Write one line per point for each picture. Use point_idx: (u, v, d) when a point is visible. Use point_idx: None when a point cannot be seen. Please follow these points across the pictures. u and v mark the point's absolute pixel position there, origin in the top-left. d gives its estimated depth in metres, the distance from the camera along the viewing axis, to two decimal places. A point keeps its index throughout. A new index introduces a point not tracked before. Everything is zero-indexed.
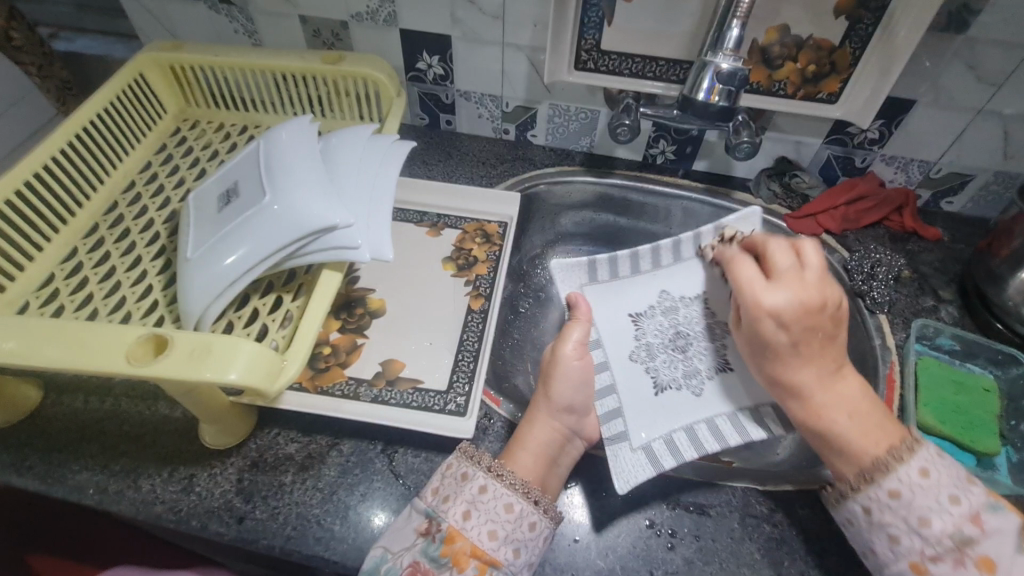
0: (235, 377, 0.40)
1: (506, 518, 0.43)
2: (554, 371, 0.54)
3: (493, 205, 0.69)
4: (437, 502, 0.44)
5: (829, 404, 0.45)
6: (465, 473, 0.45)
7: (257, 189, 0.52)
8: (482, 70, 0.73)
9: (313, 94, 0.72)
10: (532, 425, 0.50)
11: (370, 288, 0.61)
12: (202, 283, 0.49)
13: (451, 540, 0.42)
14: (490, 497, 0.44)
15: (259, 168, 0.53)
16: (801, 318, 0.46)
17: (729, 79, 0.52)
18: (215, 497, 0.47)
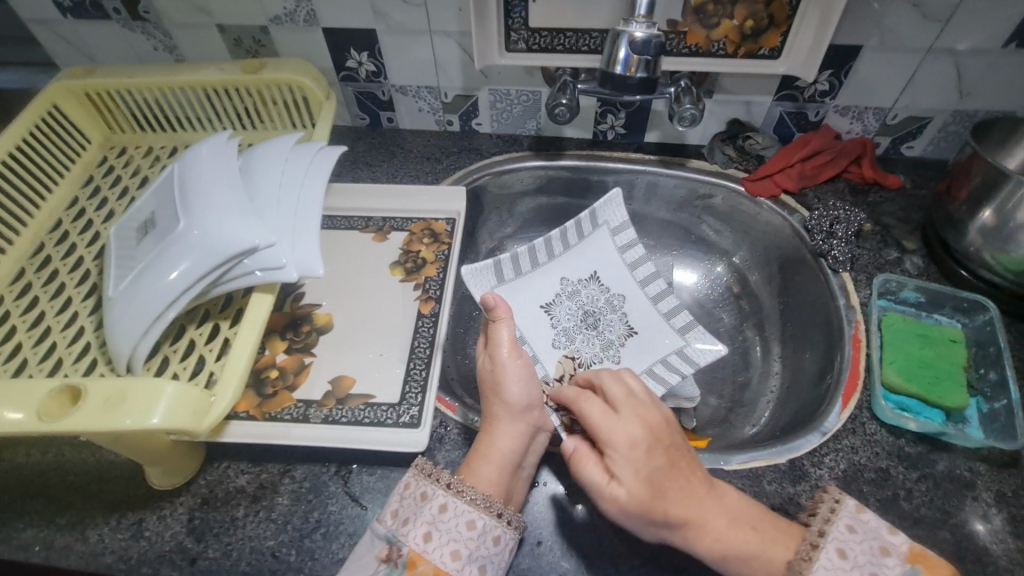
0: (158, 421, 0.38)
1: (468, 535, 0.42)
2: (500, 370, 0.48)
3: (438, 202, 0.67)
4: (397, 525, 0.42)
5: (715, 518, 0.40)
6: (425, 492, 0.43)
7: (174, 215, 0.49)
8: (414, 62, 0.70)
9: (239, 106, 0.69)
10: (491, 435, 0.47)
11: (316, 303, 0.59)
12: (128, 321, 0.47)
13: (414, 565, 0.40)
14: (450, 515, 0.42)
15: (175, 193, 0.50)
16: (642, 448, 0.41)
17: (644, 48, 0.49)
18: (166, 540, 0.45)
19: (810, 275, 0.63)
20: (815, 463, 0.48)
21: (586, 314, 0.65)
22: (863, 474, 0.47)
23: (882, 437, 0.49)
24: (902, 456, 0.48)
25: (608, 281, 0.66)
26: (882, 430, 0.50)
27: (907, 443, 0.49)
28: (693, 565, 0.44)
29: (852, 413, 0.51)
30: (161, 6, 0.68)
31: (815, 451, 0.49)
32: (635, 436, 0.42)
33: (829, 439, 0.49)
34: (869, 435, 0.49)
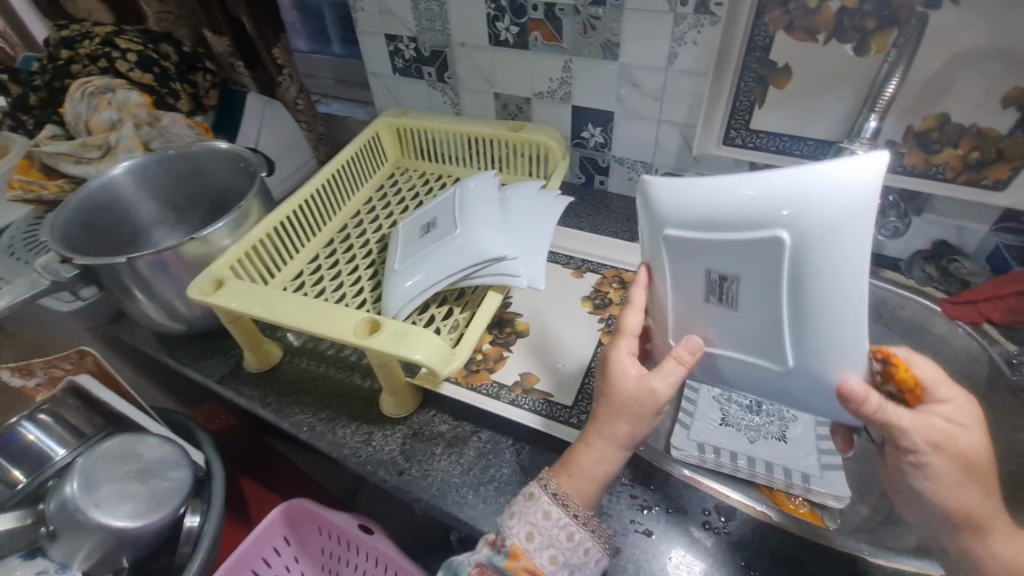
0: (420, 356, 0.54)
1: (565, 543, 0.46)
2: (632, 367, 0.48)
3: (633, 257, 0.78)
4: (507, 518, 0.47)
5: (966, 507, 0.40)
6: (534, 494, 0.48)
7: (450, 223, 0.68)
8: (638, 141, 0.84)
9: (495, 153, 0.89)
10: (592, 439, 0.48)
11: (519, 313, 0.74)
12: (404, 288, 0.65)
13: (515, 558, 0.45)
14: (550, 522, 0.46)
15: (454, 208, 0.69)
16: (924, 430, 0.39)
17: None
18: (385, 452, 0.60)
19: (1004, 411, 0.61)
20: None
21: (751, 403, 0.74)
22: None
23: None
24: None
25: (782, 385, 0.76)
26: None
27: None
28: None
29: None
30: (461, 75, 0.92)
31: None
32: (952, 441, 0.39)
33: None
34: None
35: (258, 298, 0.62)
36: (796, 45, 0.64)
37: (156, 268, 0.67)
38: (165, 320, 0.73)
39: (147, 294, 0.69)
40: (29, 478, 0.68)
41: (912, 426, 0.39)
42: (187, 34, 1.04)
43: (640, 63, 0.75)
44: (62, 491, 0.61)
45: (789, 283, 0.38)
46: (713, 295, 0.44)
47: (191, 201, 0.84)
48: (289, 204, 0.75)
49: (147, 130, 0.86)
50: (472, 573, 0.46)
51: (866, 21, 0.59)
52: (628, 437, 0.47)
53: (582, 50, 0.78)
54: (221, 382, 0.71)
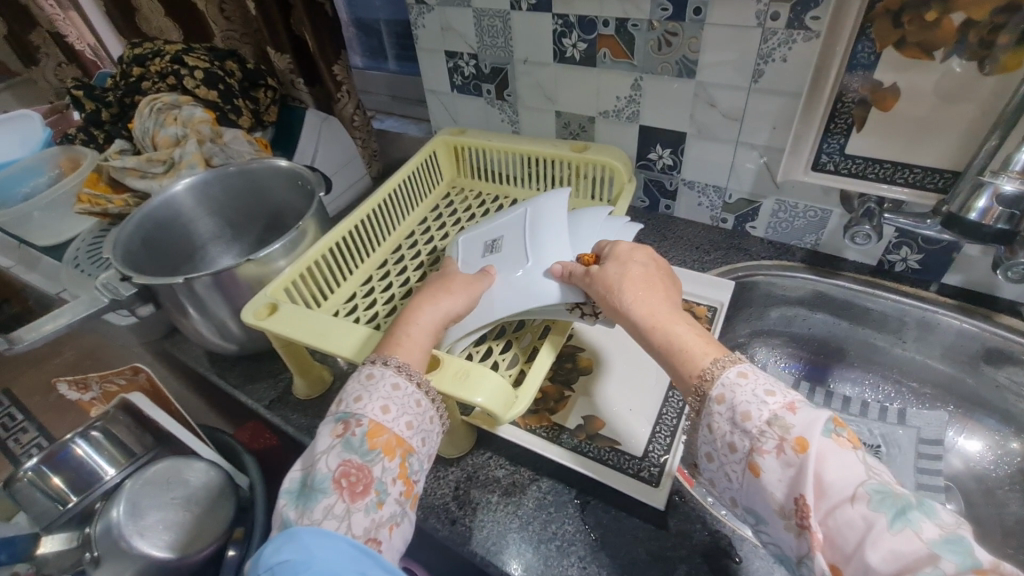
0: (479, 400, 0.49)
1: (417, 410, 0.47)
2: (450, 276, 0.60)
3: (706, 289, 0.72)
4: (351, 405, 0.46)
5: (641, 305, 0.49)
6: (372, 374, 0.48)
7: (514, 250, 0.63)
8: (711, 164, 0.78)
9: (556, 175, 0.85)
10: (412, 319, 0.54)
11: (581, 347, 0.69)
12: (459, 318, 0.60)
13: (375, 435, 0.44)
14: (401, 392, 0.47)
15: (525, 230, 0.66)
16: (626, 271, 0.52)
17: (1013, 202, 0.52)
18: (437, 496, 0.56)
19: None
20: None
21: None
22: None
23: None
24: None
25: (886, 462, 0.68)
26: None
27: None
28: None
29: None
30: (521, 92, 0.88)
31: None
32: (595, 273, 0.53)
33: None
34: None
35: (311, 325, 0.60)
36: (908, 62, 0.57)
37: (212, 288, 0.65)
38: (218, 339, 0.72)
39: (201, 314, 0.68)
40: (79, 497, 0.66)
41: (587, 270, 0.54)
42: (251, 50, 1.06)
43: (718, 80, 0.69)
44: (109, 514, 0.62)
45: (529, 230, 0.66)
46: (489, 250, 0.66)
47: (245, 217, 0.83)
48: (345, 224, 0.73)
49: (210, 145, 0.86)
50: (337, 475, 0.42)
51: (996, 35, 0.52)
52: (442, 326, 0.54)
53: (655, 68, 0.73)
54: (270, 407, 0.69)
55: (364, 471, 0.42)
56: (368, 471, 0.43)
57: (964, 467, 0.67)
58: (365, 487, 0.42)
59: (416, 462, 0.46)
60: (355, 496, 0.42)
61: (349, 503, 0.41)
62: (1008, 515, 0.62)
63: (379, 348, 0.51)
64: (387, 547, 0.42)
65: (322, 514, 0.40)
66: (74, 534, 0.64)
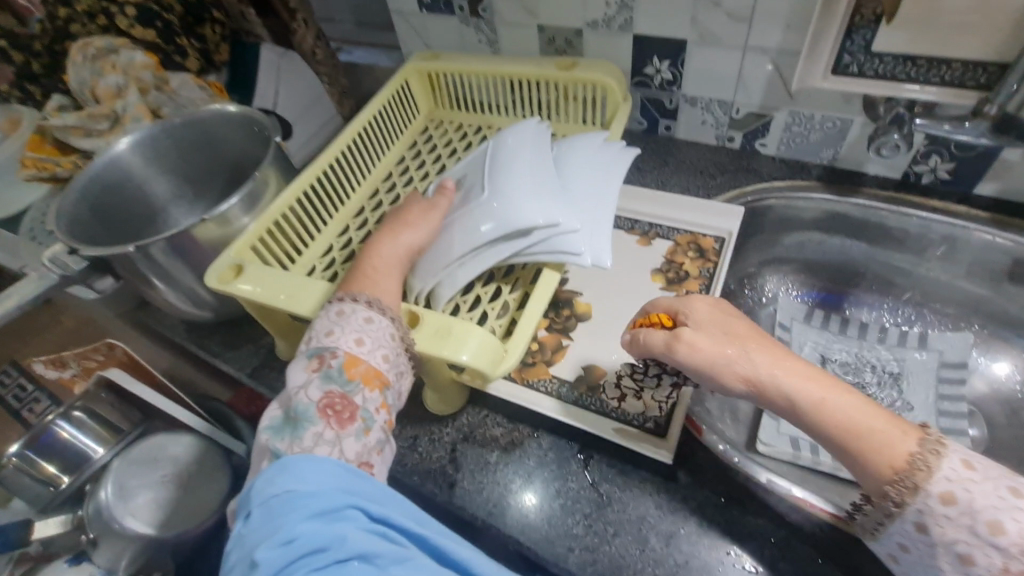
0: (466, 358, 0.45)
1: (393, 343, 0.45)
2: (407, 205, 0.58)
3: (711, 217, 0.66)
4: (323, 341, 0.44)
5: (794, 383, 0.41)
6: (343, 311, 0.45)
7: (480, 185, 0.56)
8: (716, 74, 0.69)
9: (542, 99, 0.76)
10: (384, 260, 0.52)
11: (578, 292, 0.63)
12: (435, 264, 0.54)
13: (353, 365, 0.42)
14: (373, 325, 0.45)
15: (486, 164, 0.57)
16: (733, 335, 0.44)
17: None
18: (433, 460, 0.53)
19: None
20: None
21: (858, 386, 0.66)
22: None
23: None
24: None
25: (905, 386, 0.65)
26: None
27: None
28: None
29: None
30: (498, 5, 0.77)
31: None
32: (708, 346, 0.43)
33: None
34: None
35: (280, 286, 0.54)
36: None
37: (171, 254, 0.60)
38: (190, 308, 0.67)
39: (166, 283, 0.63)
40: (71, 478, 0.64)
41: (685, 339, 0.44)
42: None
43: None
44: (97, 497, 0.62)
45: (493, 158, 0.58)
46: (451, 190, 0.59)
47: (206, 171, 0.76)
48: (311, 171, 0.66)
49: (156, 94, 0.78)
50: (320, 405, 0.40)
51: None
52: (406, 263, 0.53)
53: None
54: (254, 376, 0.65)
55: (346, 400, 0.41)
56: (350, 399, 0.41)
57: (988, 389, 0.64)
58: (351, 414, 0.41)
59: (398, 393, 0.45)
60: (343, 423, 0.40)
61: (340, 430, 0.40)
62: None
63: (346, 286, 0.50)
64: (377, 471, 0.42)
65: (311, 442, 0.39)
66: (69, 517, 0.62)
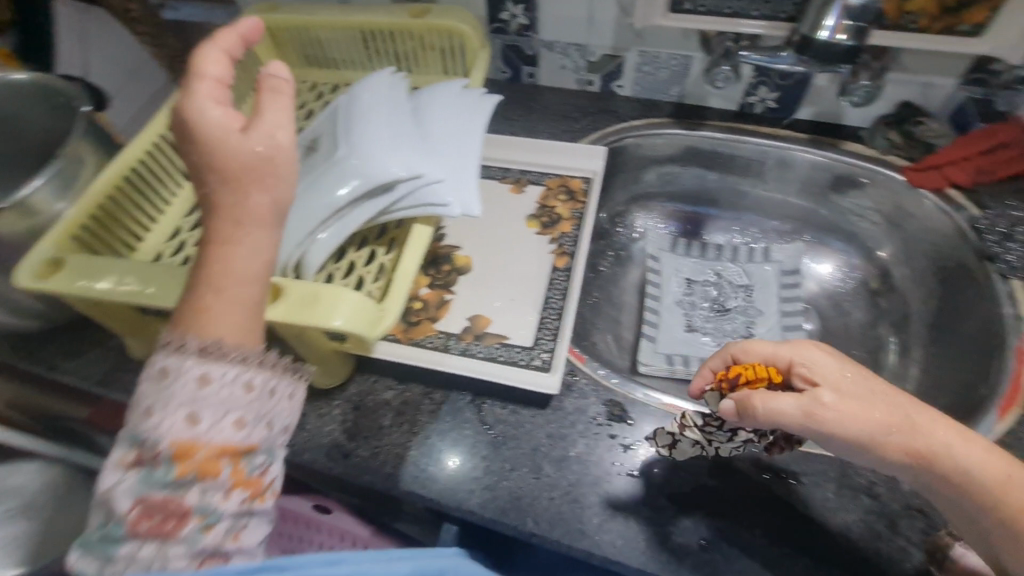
0: (339, 323, 0.43)
1: (245, 400, 0.34)
2: (235, 161, 0.35)
3: (577, 159, 0.68)
4: (142, 422, 0.32)
5: (966, 454, 0.36)
6: (165, 369, 0.33)
7: (334, 142, 0.53)
8: (568, 18, 0.70)
9: (399, 50, 0.72)
10: (212, 269, 0.35)
11: (456, 246, 0.63)
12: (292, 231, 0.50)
13: (185, 455, 0.32)
14: (214, 386, 0.33)
15: (339, 122, 0.54)
16: (883, 402, 0.38)
17: (860, 14, 0.52)
18: (324, 434, 0.51)
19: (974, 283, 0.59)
20: None
21: (716, 301, 0.74)
22: None
23: None
24: None
25: (755, 296, 0.73)
26: None
27: None
28: None
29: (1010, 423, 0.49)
30: None
31: None
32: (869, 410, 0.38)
33: None
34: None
35: (117, 274, 0.48)
36: None
37: None
38: (9, 317, 0.57)
39: None
40: None
41: (830, 406, 0.38)
42: None
43: None
44: None
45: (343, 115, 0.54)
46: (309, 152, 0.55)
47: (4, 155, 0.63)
48: (139, 144, 0.58)
49: None
50: (134, 517, 0.31)
51: None
52: (222, 270, 0.35)
53: None
54: (105, 383, 0.58)
55: (172, 501, 0.31)
56: (177, 499, 0.31)
57: (820, 288, 0.73)
58: (183, 517, 0.31)
59: (278, 439, 0.36)
60: (172, 527, 0.31)
61: (166, 539, 0.31)
62: (852, 323, 0.71)
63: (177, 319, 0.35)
64: (241, 555, 0.34)
65: (125, 565, 0.31)
66: None
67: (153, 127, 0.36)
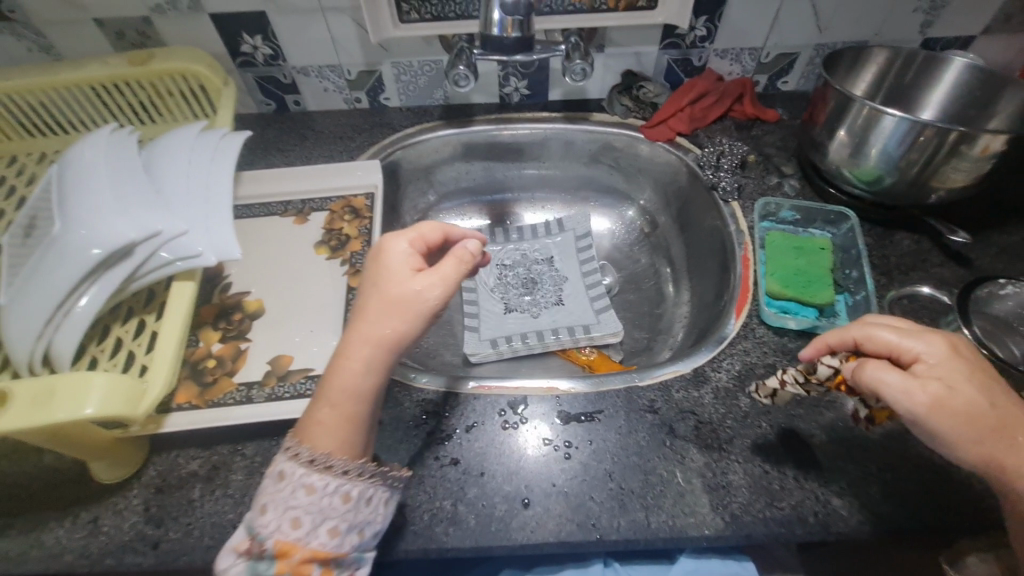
0: (92, 411, 0.39)
1: (342, 509, 0.37)
2: (390, 285, 0.39)
3: (355, 178, 0.69)
4: (256, 516, 0.37)
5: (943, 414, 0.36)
6: (282, 472, 0.38)
7: (54, 219, 0.48)
8: (311, 41, 0.70)
9: (133, 101, 0.67)
10: (332, 381, 0.39)
11: (244, 291, 0.60)
12: (21, 325, 0.45)
13: (284, 556, 0.35)
14: (316, 495, 0.37)
15: (54, 196, 0.49)
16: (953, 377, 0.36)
17: (514, 9, 0.53)
18: (125, 531, 0.46)
19: (707, 209, 0.69)
20: (714, 367, 0.54)
21: (526, 278, 0.79)
22: (755, 371, 0.53)
23: (769, 338, 0.55)
24: (788, 351, 0.54)
25: (558, 264, 0.80)
26: (769, 331, 0.56)
27: (791, 341, 0.55)
28: (618, 470, 0.48)
29: (744, 322, 0.57)
30: (28, 4, 0.64)
31: (713, 359, 0.55)
32: (952, 400, 0.36)
33: (726, 346, 0.55)
34: (760, 338, 0.55)
35: None
36: None
37: None
38: None
39: None
40: None
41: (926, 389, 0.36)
42: None
43: None
44: None
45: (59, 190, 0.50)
46: (28, 234, 0.50)
47: None
48: None
49: None
50: None
51: None
52: (360, 392, 0.38)
53: None
54: None
55: None
56: None
57: (610, 244, 0.83)
58: None
59: (365, 545, 0.39)
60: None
61: None
62: (640, 267, 0.80)
63: (297, 428, 0.39)
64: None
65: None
66: None
67: (406, 275, 0.40)
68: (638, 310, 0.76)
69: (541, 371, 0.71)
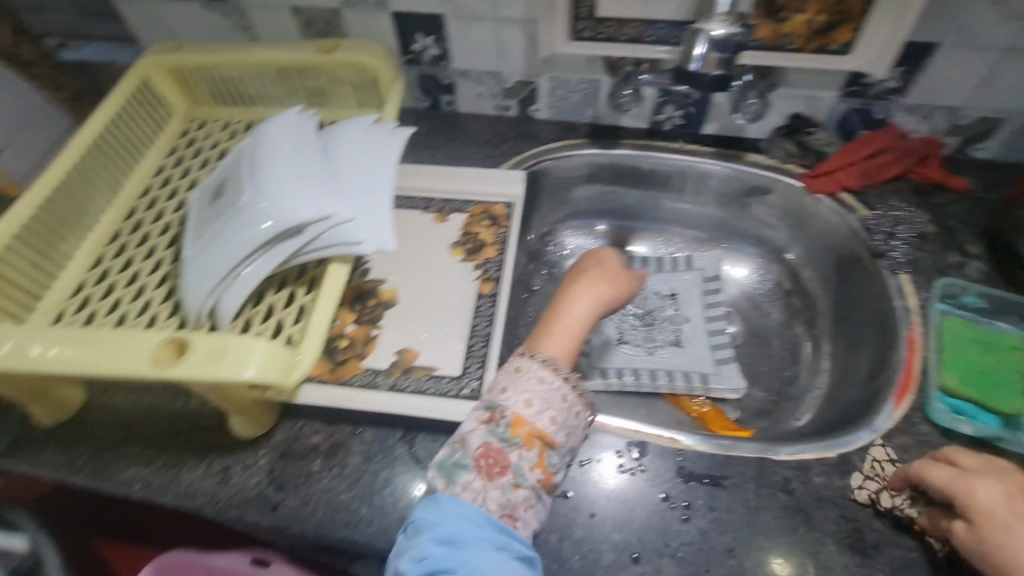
0: (252, 374, 0.42)
1: (562, 404, 0.45)
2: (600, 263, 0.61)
3: (497, 186, 0.69)
4: (495, 394, 0.46)
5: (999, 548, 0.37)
6: (519, 366, 0.47)
7: (241, 188, 0.52)
8: (478, 46, 0.71)
9: (311, 86, 0.72)
10: (560, 307, 0.53)
11: (381, 279, 0.63)
12: (200, 281, 0.50)
13: (518, 425, 0.44)
14: (547, 387, 0.46)
15: (245, 165, 0.54)
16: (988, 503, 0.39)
17: (723, 45, 0.51)
18: (250, 487, 0.50)
19: (867, 277, 0.64)
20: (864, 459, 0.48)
21: (644, 311, 0.76)
22: None
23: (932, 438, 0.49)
24: None
25: (680, 303, 0.76)
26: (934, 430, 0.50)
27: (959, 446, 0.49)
28: (740, 546, 0.45)
29: (904, 412, 0.51)
30: None
31: (863, 448, 0.49)
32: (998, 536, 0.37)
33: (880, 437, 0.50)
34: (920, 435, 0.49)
35: None
36: None
37: None
38: None
39: None
40: None
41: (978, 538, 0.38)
42: None
43: None
44: None
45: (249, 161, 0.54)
46: (215, 198, 0.54)
47: None
48: (22, 205, 0.55)
49: None
50: (477, 455, 0.43)
51: None
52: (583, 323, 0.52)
53: None
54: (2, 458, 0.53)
55: (500, 456, 0.43)
56: (506, 455, 0.43)
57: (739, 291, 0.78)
58: (503, 468, 0.43)
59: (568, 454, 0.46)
60: (493, 476, 0.42)
61: (487, 481, 0.42)
62: (770, 323, 0.74)
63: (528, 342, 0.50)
64: (523, 526, 0.42)
65: (461, 490, 0.42)
66: None
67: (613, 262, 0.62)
68: (762, 367, 0.71)
69: (647, 414, 0.68)
